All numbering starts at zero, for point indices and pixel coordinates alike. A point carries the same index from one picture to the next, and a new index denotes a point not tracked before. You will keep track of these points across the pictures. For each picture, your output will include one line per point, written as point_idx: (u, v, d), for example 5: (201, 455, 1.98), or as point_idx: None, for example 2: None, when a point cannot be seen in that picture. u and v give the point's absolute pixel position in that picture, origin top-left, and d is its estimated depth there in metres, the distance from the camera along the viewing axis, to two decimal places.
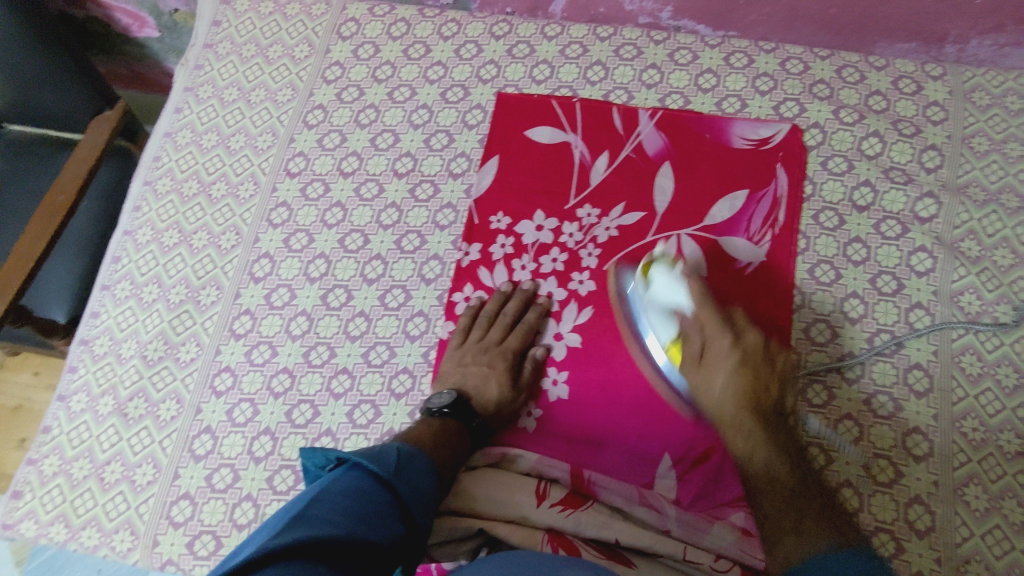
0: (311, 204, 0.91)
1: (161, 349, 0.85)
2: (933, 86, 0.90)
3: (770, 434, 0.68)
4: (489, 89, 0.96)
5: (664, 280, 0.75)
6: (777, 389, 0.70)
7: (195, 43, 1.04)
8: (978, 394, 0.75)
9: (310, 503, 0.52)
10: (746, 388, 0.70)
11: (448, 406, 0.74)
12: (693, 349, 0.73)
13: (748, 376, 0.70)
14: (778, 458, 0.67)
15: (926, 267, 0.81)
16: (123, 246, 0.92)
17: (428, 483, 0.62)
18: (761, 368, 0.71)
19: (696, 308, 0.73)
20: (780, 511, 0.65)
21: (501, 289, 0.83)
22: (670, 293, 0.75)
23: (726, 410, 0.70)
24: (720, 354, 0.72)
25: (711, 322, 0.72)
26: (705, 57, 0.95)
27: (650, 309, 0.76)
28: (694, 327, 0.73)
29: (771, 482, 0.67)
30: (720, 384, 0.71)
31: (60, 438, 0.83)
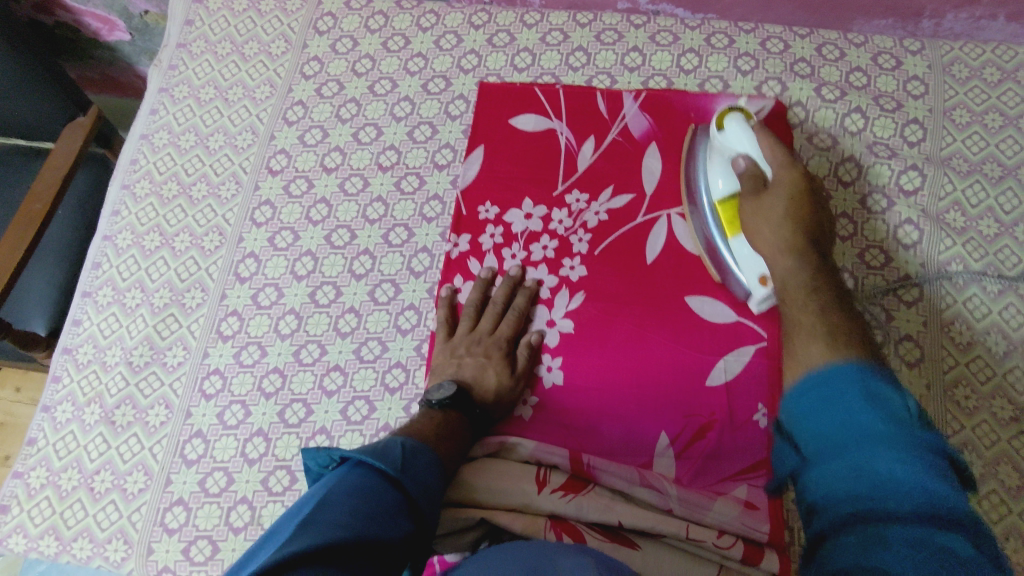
0: (295, 201, 0.90)
1: (146, 354, 0.84)
2: (912, 61, 0.90)
3: (811, 271, 0.70)
4: (471, 79, 0.95)
5: (738, 126, 0.79)
6: (822, 239, 0.75)
7: (168, 43, 1.02)
8: (968, 362, 0.76)
9: (318, 506, 0.51)
10: (799, 228, 0.73)
11: (447, 398, 0.72)
12: (756, 188, 0.77)
13: (802, 213, 0.74)
14: (817, 287, 0.69)
15: (912, 240, 0.82)
16: (103, 251, 0.90)
17: (434, 476, 0.61)
18: (811, 215, 0.75)
19: (767, 157, 0.78)
20: (814, 324, 0.63)
21: (484, 276, 0.82)
22: (739, 140, 0.79)
23: (778, 241, 0.73)
24: (783, 188, 0.76)
25: (782, 163, 0.77)
26: (686, 38, 0.94)
27: (715, 152, 0.81)
28: (759, 172, 0.78)
29: (805, 299, 0.68)
30: (771, 220, 0.74)
31: (46, 450, 0.81)
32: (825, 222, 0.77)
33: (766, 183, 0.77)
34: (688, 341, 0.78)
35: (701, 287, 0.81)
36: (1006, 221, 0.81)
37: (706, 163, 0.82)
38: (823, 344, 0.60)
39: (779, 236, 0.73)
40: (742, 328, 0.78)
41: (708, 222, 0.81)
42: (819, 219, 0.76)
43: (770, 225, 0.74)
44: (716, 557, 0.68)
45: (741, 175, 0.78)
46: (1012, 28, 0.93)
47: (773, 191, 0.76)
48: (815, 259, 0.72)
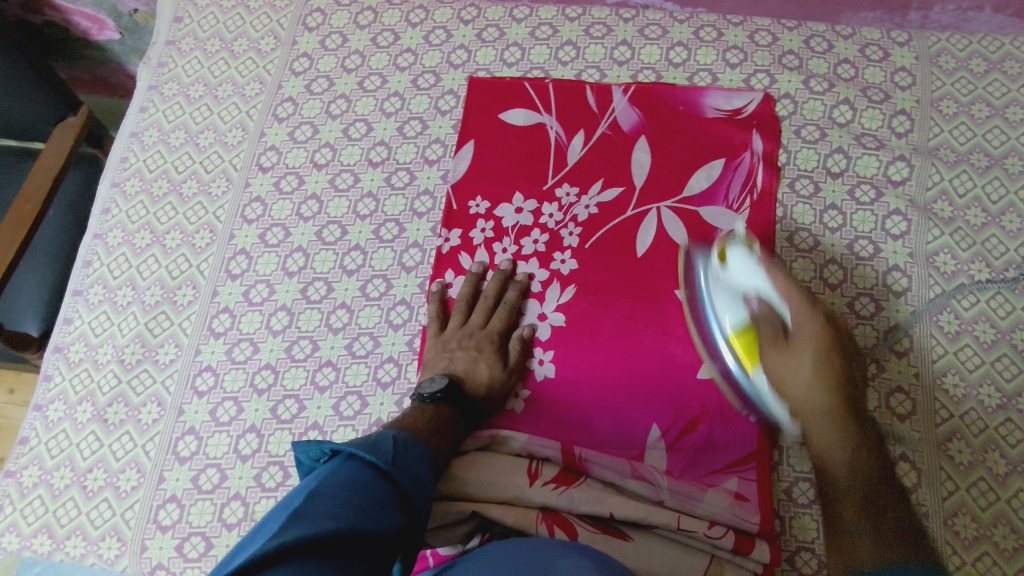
0: (286, 198, 0.90)
1: (138, 352, 0.84)
2: (900, 52, 0.91)
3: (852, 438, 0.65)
4: (460, 74, 0.95)
5: (744, 257, 0.73)
6: (857, 380, 0.69)
7: (157, 41, 1.02)
8: (956, 351, 0.76)
9: (309, 497, 0.51)
10: (832, 375, 0.68)
11: (439, 392, 0.72)
12: (774, 334, 0.70)
13: (835, 368, 0.68)
14: (857, 453, 0.64)
15: (901, 230, 0.82)
16: (93, 249, 0.90)
17: (426, 470, 0.62)
18: (841, 358, 0.69)
19: (783, 291, 0.71)
20: (856, 509, 0.60)
21: (474, 271, 0.83)
22: (747, 275, 0.72)
23: (815, 395, 0.67)
24: (808, 339, 0.69)
25: (800, 303, 0.70)
26: (675, 32, 0.95)
27: (722, 290, 0.74)
28: (775, 312, 0.71)
29: (857, 481, 0.62)
30: (801, 379, 0.68)
31: (39, 448, 0.81)
32: (852, 357, 0.71)
33: (784, 325, 0.70)
34: (678, 334, 0.79)
35: None
36: (993, 210, 0.82)
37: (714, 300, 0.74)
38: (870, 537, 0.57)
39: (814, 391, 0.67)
40: None
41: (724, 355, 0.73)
42: (849, 358, 0.69)
43: (800, 382, 0.68)
44: (707, 547, 0.69)
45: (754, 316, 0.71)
46: (998, 19, 0.93)
47: (795, 338, 0.69)
48: (850, 414, 0.66)
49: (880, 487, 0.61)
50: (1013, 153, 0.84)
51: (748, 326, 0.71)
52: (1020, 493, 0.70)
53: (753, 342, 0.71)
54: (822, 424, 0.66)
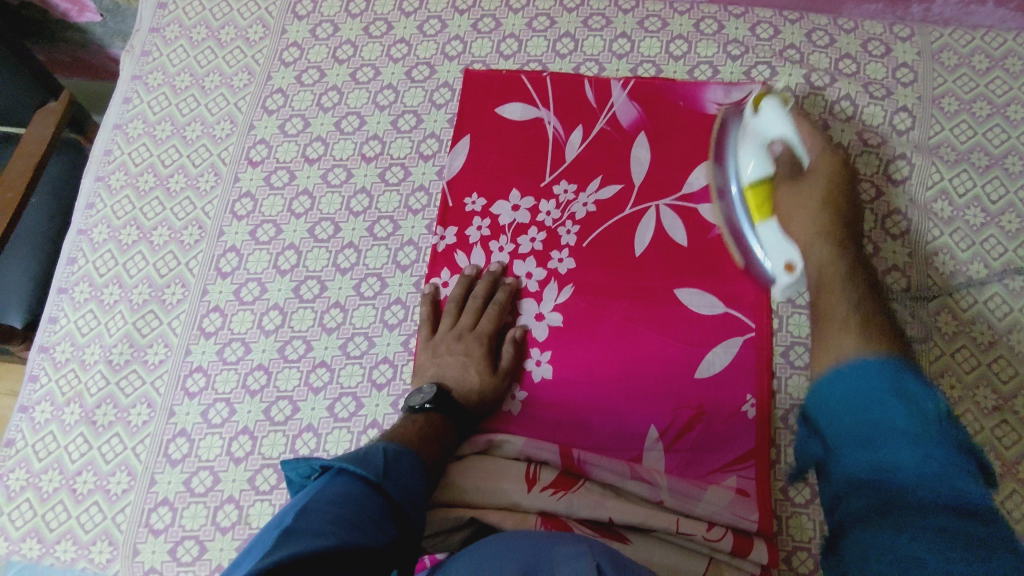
0: (277, 193, 0.87)
1: (126, 353, 0.82)
2: (902, 47, 0.90)
3: (843, 254, 0.71)
4: (455, 66, 0.93)
5: (773, 109, 0.79)
6: (853, 221, 0.75)
7: (141, 28, 0.98)
8: (954, 352, 0.76)
9: (300, 513, 0.51)
10: (834, 209, 0.74)
11: (429, 401, 0.71)
12: (790, 173, 0.77)
13: (837, 201, 0.75)
14: (852, 272, 0.69)
15: (901, 230, 0.81)
16: (78, 246, 0.87)
17: (418, 481, 0.61)
18: (844, 199, 0.76)
19: (808, 139, 0.79)
20: (848, 302, 0.65)
21: (466, 274, 0.81)
22: (776, 121, 0.79)
23: (812, 223, 0.74)
24: (817, 180, 0.76)
25: (818, 150, 0.78)
26: (675, 24, 0.93)
27: (749, 137, 0.80)
28: (795, 156, 0.78)
29: (843, 286, 0.68)
30: (812, 203, 0.75)
31: (26, 451, 0.79)
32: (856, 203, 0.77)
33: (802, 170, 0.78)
34: (676, 334, 0.78)
35: (690, 278, 0.80)
36: (992, 210, 0.82)
37: (739, 149, 0.81)
38: (855, 321, 0.63)
39: (812, 223, 0.73)
40: (730, 319, 0.78)
41: (737, 207, 0.81)
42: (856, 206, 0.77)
43: (805, 208, 0.75)
44: (705, 550, 0.68)
45: (776, 159, 0.78)
46: (1000, 14, 0.92)
47: (806, 175, 0.77)
48: (843, 232, 0.73)
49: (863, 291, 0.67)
50: (1013, 152, 0.84)
51: (768, 167, 0.78)
52: (1014, 493, 0.71)
53: (765, 196, 0.78)
54: (822, 251, 0.72)
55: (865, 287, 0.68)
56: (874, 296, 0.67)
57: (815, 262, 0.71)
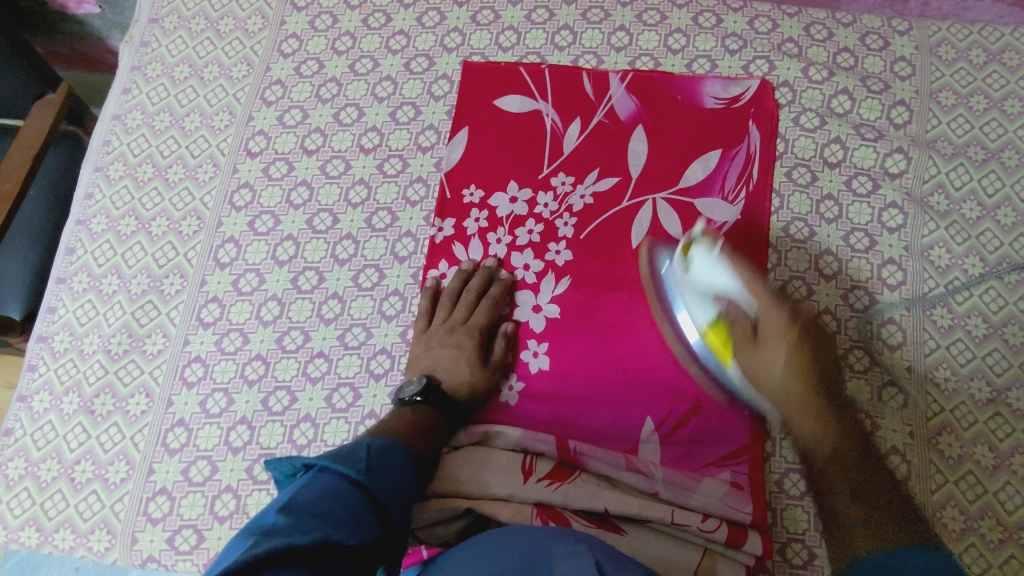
0: (275, 184, 0.88)
1: (125, 343, 0.82)
2: (900, 41, 0.90)
3: (836, 423, 0.64)
4: (454, 58, 0.93)
5: (705, 259, 0.71)
6: (831, 371, 0.68)
7: (139, 19, 0.98)
8: (949, 345, 0.77)
9: (283, 511, 0.50)
10: (804, 367, 0.66)
11: (420, 394, 0.72)
12: (745, 329, 0.69)
13: (803, 357, 0.67)
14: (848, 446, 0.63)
15: (897, 223, 0.82)
16: (76, 236, 0.88)
17: (406, 475, 0.60)
18: (813, 347, 0.68)
19: (750, 282, 0.70)
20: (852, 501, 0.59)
21: (463, 268, 0.82)
22: (710, 270, 0.71)
23: (790, 388, 0.66)
24: (777, 342, 0.68)
25: (764, 296, 0.69)
26: (673, 17, 0.93)
27: (687, 292, 0.72)
28: (743, 311, 0.70)
29: (845, 467, 0.62)
30: (779, 366, 0.67)
31: (24, 440, 0.79)
32: (824, 343, 0.70)
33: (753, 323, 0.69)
34: None
35: None
36: (988, 204, 0.82)
37: (683, 307, 0.73)
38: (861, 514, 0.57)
39: (792, 395, 0.66)
40: None
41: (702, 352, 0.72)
42: (827, 348, 0.69)
43: (774, 375, 0.67)
44: (700, 540, 0.69)
45: (725, 311, 0.70)
46: (998, 8, 0.92)
47: (762, 333, 0.69)
48: (824, 387, 0.66)
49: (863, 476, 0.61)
50: (1010, 146, 0.84)
51: (719, 321, 0.70)
52: (1008, 485, 0.71)
53: (726, 334, 0.69)
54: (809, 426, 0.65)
55: (863, 458, 0.62)
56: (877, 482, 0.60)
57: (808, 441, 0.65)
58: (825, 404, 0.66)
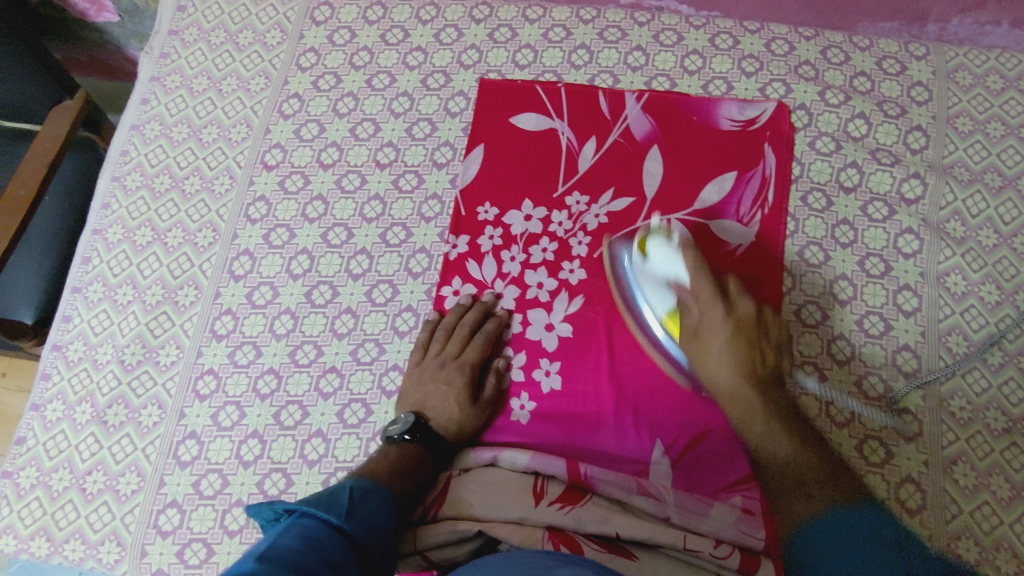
0: (291, 198, 0.88)
1: (139, 353, 0.82)
2: (917, 66, 0.90)
3: (768, 404, 0.67)
4: (471, 75, 0.93)
5: (662, 251, 0.76)
6: (770, 361, 0.70)
7: (159, 30, 0.99)
8: (964, 374, 0.76)
9: (258, 561, 0.50)
10: (743, 358, 0.70)
11: (407, 432, 0.72)
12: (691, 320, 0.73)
13: (743, 344, 0.70)
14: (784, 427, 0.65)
15: (913, 250, 0.82)
16: (93, 245, 0.88)
17: (386, 517, 0.62)
18: (755, 335, 0.71)
19: (693, 278, 0.74)
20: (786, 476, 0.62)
21: (461, 302, 0.81)
22: (667, 264, 0.75)
23: (726, 378, 0.70)
24: (715, 331, 0.72)
25: (707, 292, 0.73)
26: (690, 38, 0.93)
27: (646, 281, 0.77)
28: (691, 302, 0.74)
29: (774, 446, 0.65)
30: (718, 355, 0.71)
31: (36, 449, 0.80)
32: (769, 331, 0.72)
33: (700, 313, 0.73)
34: None
35: None
36: (1005, 232, 0.82)
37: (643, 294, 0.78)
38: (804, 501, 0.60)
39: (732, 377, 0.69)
40: None
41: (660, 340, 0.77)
42: (766, 338, 0.72)
43: (712, 363, 0.71)
44: (712, 566, 0.67)
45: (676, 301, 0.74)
46: (1016, 35, 0.92)
47: (699, 323, 0.73)
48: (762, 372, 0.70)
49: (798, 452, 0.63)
50: None
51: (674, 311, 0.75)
52: None
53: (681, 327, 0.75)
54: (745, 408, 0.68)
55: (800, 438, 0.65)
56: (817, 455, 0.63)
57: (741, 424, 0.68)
58: (758, 388, 0.68)
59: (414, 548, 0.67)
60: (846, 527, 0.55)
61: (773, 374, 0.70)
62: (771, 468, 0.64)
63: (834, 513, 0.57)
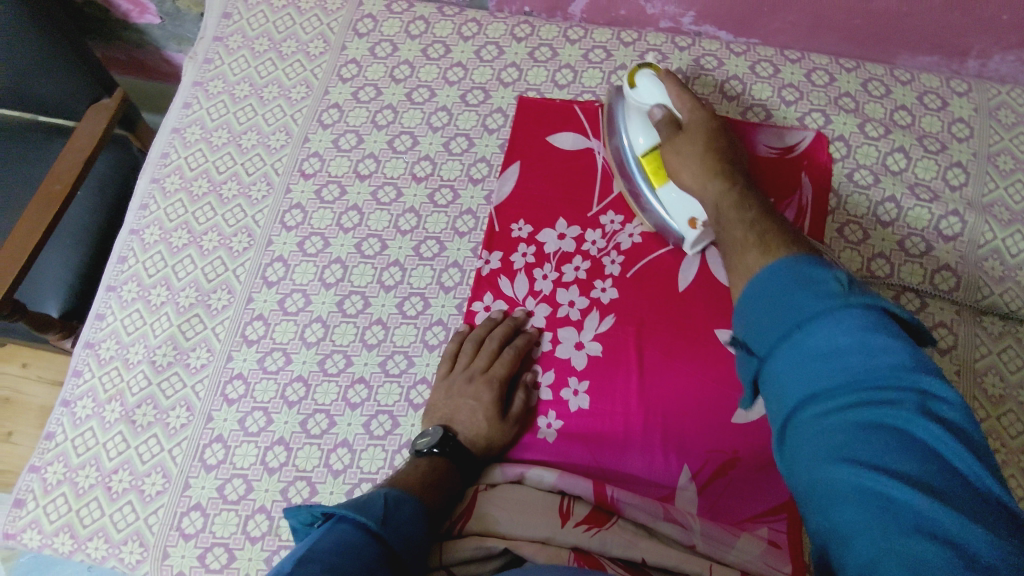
0: (327, 207, 0.89)
1: (170, 354, 0.83)
2: (959, 102, 0.90)
3: (729, 183, 0.72)
4: (510, 93, 0.94)
5: (649, 79, 0.81)
6: (737, 161, 0.76)
7: (204, 36, 1.00)
8: (999, 415, 0.75)
9: (301, 563, 0.51)
10: (715, 152, 0.75)
11: (436, 445, 0.73)
12: (670, 129, 0.78)
13: (717, 145, 0.76)
14: (748, 201, 0.69)
15: (950, 286, 0.81)
16: (129, 245, 0.89)
17: (419, 527, 0.62)
18: (724, 141, 0.77)
19: (675, 100, 0.80)
20: (746, 227, 0.65)
21: (492, 317, 0.81)
22: (651, 90, 0.80)
23: (698, 172, 0.74)
24: (694, 131, 0.77)
25: (687, 102, 0.79)
26: (730, 64, 0.94)
27: (632, 110, 0.82)
28: (674, 117, 0.79)
29: (737, 208, 0.69)
30: (693, 149, 0.75)
31: (64, 445, 0.80)
32: (734, 143, 0.79)
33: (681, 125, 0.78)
34: (716, 372, 0.78)
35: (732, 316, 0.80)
36: None
37: (627, 124, 0.83)
38: (758, 246, 0.61)
39: (707, 166, 0.74)
40: None
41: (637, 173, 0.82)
42: (733, 148, 0.78)
43: (688, 158, 0.75)
44: None
45: (656, 123, 0.79)
46: None
47: (677, 132, 0.78)
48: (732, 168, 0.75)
49: (762, 214, 0.67)
50: None
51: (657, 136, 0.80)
52: None
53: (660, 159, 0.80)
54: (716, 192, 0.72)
55: (764, 208, 0.68)
56: (777, 217, 0.66)
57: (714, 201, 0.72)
58: (731, 176, 0.73)
59: (439, 562, 0.66)
60: (790, 273, 0.53)
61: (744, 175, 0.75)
62: (727, 226, 0.68)
63: (774, 261, 0.56)
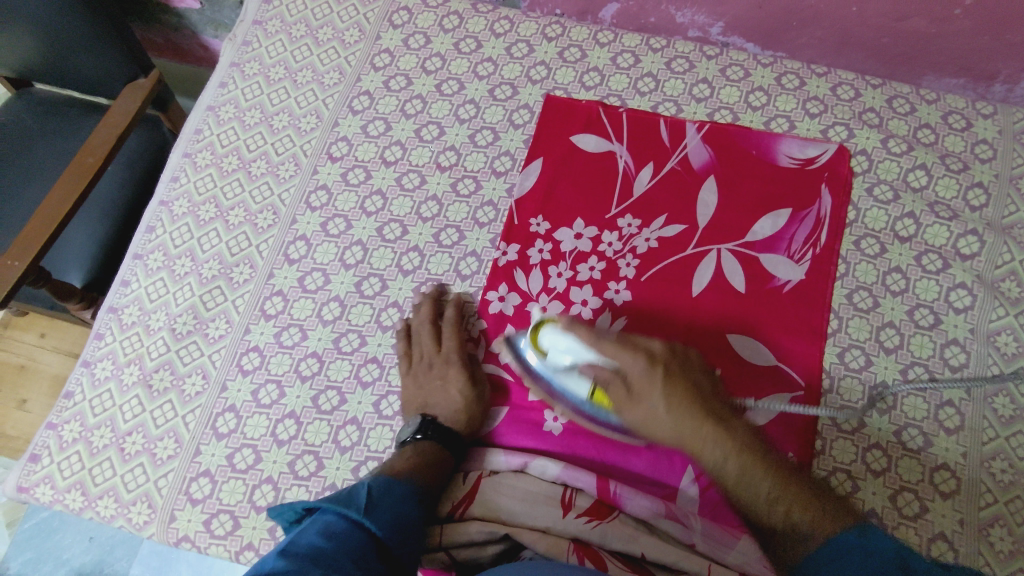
0: (352, 190, 0.90)
1: (190, 323, 0.85)
2: (983, 124, 0.90)
3: (726, 432, 0.67)
4: (538, 90, 0.95)
5: (557, 339, 0.72)
6: (699, 383, 0.71)
7: (244, 20, 1.03)
8: (1008, 436, 0.75)
9: (281, 556, 0.55)
10: (685, 401, 0.68)
11: (418, 431, 0.75)
12: (621, 391, 0.70)
13: (682, 389, 0.69)
14: (746, 454, 0.66)
15: (964, 305, 0.81)
16: (158, 215, 0.92)
17: (410, 511, 0.65)
18: (679, 372, 0.70)
19: (601, 351, 0.70)
20: (769, 497, 0.66)
21: (422, 311, 0.82)
22: (568, 351, 0.71)
23: (683, 436, 0.68)
24: (649, 393, 0.69)
25: (617, 353, 0.70)
26: (757, 75, 0.95)
27: (559, 372, 0.73)
28: (611, 373, 0.70)
29: (751, 475, 0.66)
30: (667, 414, 0.68)
31: (82, 405, 0.82)
32: (682, 363, 0.72)
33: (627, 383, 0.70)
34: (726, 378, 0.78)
35: (743, 324, 0.80)
36: None
37: (561, 380, 0.74)
38: (801, 516, 0.65)
39: (684, 425, 0.68)
40: (780, 372, 0.78)
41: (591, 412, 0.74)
42: (687, 368, 0.72)
43: (659, 420, 0.69)
44: None
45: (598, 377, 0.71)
46: None
47: (642, 394, 0.69)
48: (702, 399, 0.69)
49: (772, 470, 0.66)
50: None
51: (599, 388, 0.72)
52: None
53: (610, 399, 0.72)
54: (707, 454, 0.67)
55: (763, 455, 0.66)
56: (781, 466, 0.66)
57: (712, 461, 0.67)
58: (715, 426, 0.67)
59: (438, 544, 0.69)
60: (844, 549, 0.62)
61: (715, 403, 0.70)
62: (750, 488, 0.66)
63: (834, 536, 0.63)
